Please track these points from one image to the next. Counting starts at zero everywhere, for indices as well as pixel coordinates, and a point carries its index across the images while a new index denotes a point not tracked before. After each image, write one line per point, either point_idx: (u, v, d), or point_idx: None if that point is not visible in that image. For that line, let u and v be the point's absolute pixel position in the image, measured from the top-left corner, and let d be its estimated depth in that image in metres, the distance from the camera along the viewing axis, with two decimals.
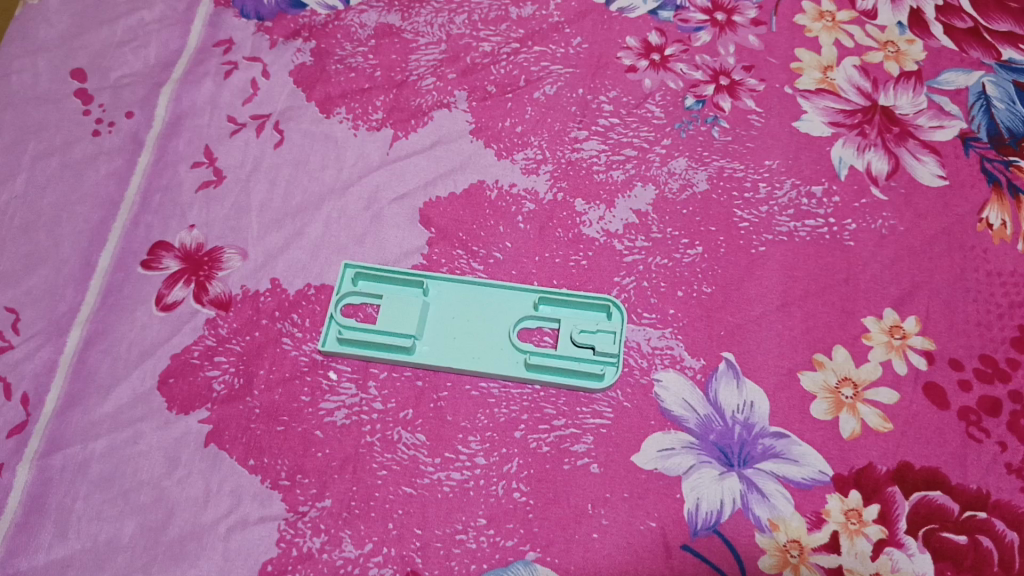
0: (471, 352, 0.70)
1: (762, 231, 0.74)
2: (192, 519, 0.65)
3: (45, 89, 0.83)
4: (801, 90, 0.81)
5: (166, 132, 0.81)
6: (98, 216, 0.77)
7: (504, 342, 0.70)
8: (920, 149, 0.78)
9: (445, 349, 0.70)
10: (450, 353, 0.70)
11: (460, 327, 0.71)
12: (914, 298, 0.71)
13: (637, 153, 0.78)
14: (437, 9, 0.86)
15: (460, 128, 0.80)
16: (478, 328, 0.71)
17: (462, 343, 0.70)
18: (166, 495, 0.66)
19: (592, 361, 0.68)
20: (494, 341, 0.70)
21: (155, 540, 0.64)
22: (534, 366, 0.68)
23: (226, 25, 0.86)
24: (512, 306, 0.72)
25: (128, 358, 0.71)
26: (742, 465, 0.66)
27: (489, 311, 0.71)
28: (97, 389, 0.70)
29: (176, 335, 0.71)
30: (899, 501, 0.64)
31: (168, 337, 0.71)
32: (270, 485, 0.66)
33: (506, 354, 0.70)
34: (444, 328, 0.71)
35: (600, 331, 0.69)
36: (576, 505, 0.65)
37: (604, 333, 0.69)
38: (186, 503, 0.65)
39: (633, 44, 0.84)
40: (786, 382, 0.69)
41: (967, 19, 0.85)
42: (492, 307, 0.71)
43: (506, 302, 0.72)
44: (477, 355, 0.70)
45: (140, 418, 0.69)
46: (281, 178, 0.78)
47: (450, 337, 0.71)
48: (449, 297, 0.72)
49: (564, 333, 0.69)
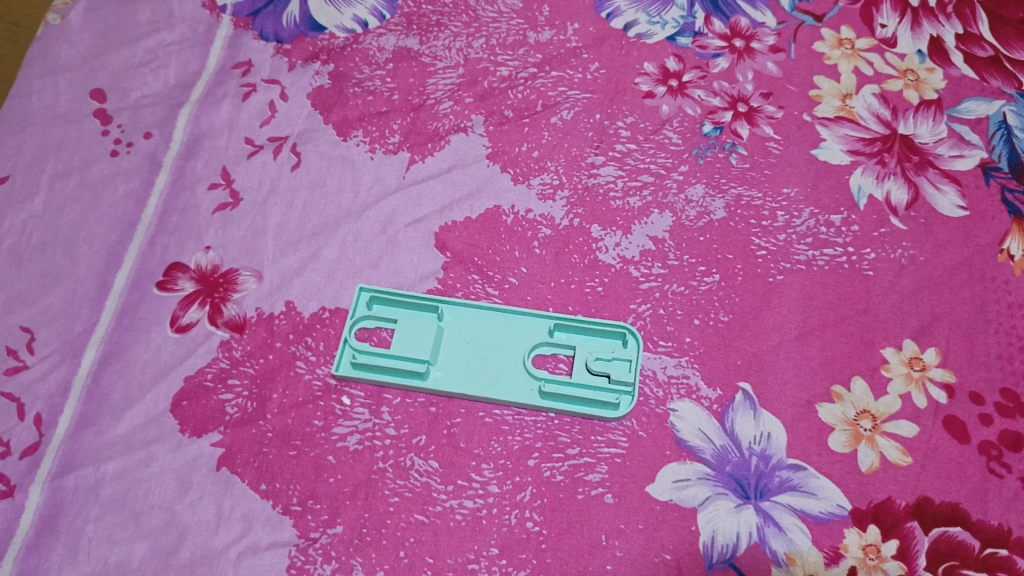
0: (486, 378, 0.69)
1: (780, 260, 0.74)
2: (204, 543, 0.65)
3: (66, 109, 0.83)
4: (820, 118, 0.80)
5: (184, 153, 0.81)
6: (115, 237, 0.77)
7: (518, 368, 0.70)
8: (940, 179, 0.77)
9: (459, 374, 0.70)
10: (464, 379, 0.69)
11: (475, 352, 0.70)
12: (934, 330, 0.71)
13: (654, 180, 0.78)
14: (455, 34, 0.86)
15: (477, 152, 0.80)
16: (495, 354, 0.70)
17: (477, 369, 0.70)
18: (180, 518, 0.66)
19: (607, 388, 0.68)
20: (509, 368, 0.70)
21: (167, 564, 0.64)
22: (549, 393, 0.68)
23: (245, 47, 0.87)
24: (527, 333, 0.71)
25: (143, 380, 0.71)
26: (759, 497, 0.65)
27: (505, 337, 0.71)
28: (110, 410, 0.70)
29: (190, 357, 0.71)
30: (918, 537, 0.63)
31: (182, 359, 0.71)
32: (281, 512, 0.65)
33: (520, 380, 0.69)
34: (459, 353, 0.71)
35: (615, 359, 0.69)
36: (590, 536, 0.64)
37: (620, 361, 0.69)
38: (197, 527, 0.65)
39: (652, 70, 0.84)
40: (804, 414, 0.68)
41: (988, 48, 0.84)
42: (508, 332, 0.71)
43: (522, 328, 0.71)
44: (493, 382, 0.69)
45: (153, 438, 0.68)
46: (298, 201, 0.78)
47: (465, 362, 0.70)
48: (464, 322, 0.72)
49: (580, 360, 0.69)
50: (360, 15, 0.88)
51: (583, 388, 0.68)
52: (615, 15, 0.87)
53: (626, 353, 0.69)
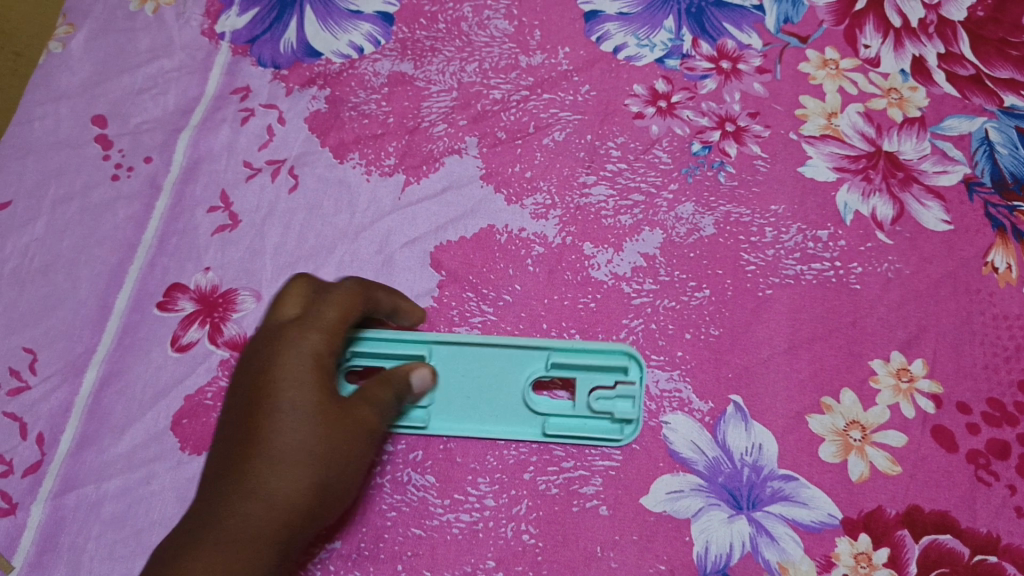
0: (486, 418, 0.70)
1: (769, 275, 0.75)
2: (284, 509, 0.59)
3: (67, 135, 0.85)
4: (806, 136, 0.82)
5: (183, 177, 0.83)
6: (115, 259, 0.79)
7: (516, 404, 0.70)
8: (924, 194, 0.79)
9: (456, 417, 0.70)
10: (462, 421, 0.70)
11: (470, 391, 0.71)
12: (920, 341, 0.72)
13: (645, 198, 0.79)
14: (449, 58, 0.88)
15: (470, 173, 0.82)
16: (489, 390, 0.71)
17: (473, 410, 0.70)
18: (232, 495, 0.60)
19: (610, 424, 0.69)
20: (509, 404, 0.70)
21: (223, 561, 0.57)
22: (552, 433, 0.68)
23: (243, 73, 0.88)
24: (524, 365, 0.71)
25: (290, 354, 0.63)
26: (752, 507, 0.66)
27: (497, 372, 0.71)
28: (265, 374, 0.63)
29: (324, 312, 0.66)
30: (908, 545, 0.64)
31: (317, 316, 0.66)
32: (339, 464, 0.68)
33: (519, 417, 0.70)
34: (454, 393, 0.71)
35: (619, 396, 0.69)
36: (585, 547, 0.65)
37: (624, 398, 0.69)
38: (269, 497, 0.59)
39: (641, 92, 0.86)
40: (794, 425, 0.69)
41: (969, 66, 0.86)
42: (500, 366, 0.71)
43: (513, 360, 0.71)
44: (494, 422, 0.70)
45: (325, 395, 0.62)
46: (296, 222, 0.80)
47: (460, 402, 0.70)
48: (454, 357, 0.71)
49: (580, 394, 0.70)
50: (355, 41, 0.89)
51: (586, 422, 0.69)
52: (605, 38, 0.89)
53: (631, 388, 0.69)
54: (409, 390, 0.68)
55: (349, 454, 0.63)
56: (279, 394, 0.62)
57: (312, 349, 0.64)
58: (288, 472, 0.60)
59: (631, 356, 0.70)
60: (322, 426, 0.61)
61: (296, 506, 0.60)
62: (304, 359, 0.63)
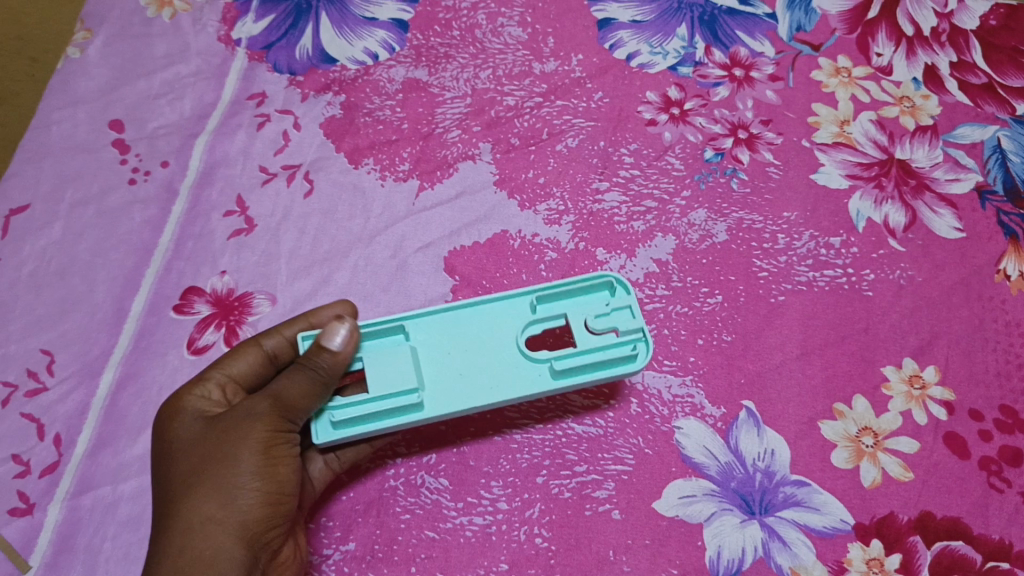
0: (487, 384, 0.61)
1: (781, 281, 0.75)
2: (195, 554, 0.55)
3: (84, 139, 0.86)
4: (818, 144, 0.83)
5: (199, 181, 0.83)
6: (132, 263, 0.79)
7: (512, 360, 0.62)
8: (937, 202, 0.79)
9: (455, 394, 0.61)
10: (462, 395, 0.61)
11: (460, 361, 0.62)
12: (933, 348, 0.72)
13: (657, 205, 0.80)
14: (462, 65, 0.89)
15: (484, 179, 0.82)
16: (479, 354, 0.62)
17: (471, 378, 0.62)
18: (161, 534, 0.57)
19: (619, 343, 0.61)
20: (506, 364, 0.62)
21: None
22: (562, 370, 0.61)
23: (259, 79, 0.89)
24: (507, 319, 0.64)
25: (181, 422, 0.62)
26: (764, 512, 0.66)
27: (481, 334, 0.63)
28: (162, 447, 0.61)
29: (229, 391, 0.65)
30: (921, 551, 0.64)
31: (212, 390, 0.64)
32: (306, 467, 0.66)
33: (523, 372, 0.62)
34: (443, 367, 0.62)
35: (614, 310, 0.62)
36: (598, 551, 0.65)
37: (619, 310, 0.63)
38: (177, 548, 0.56)
39: (654, 99, 0.86)
40: (807, 431, 0.69)
41: (981, 75, 0.86)
42: (480, 326, 0.63)
43: (495, 317, 0.64)
44: (498, 384, 0.61)
45: (211, 436, 0.59)
46: (310, 227, 0.80)
47: (455, 375, 0.62)
48: (433, 333, 0.63)
49: (577, 327, 0.62)
50: (370, 48, 0.90)
51: (595, 352, 0.61)
52: (618, 46, 0.90)
53: (623, 300, 0.62)
54: (325, 366, 0.58)
55: (256, 463, 0.58)
56: (172, 460, 0.59)
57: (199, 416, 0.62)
58: (187, 520, 0.56)
59: (612, 282, 0.63)
60: (212, 459, 0.58)
61: (209, 545, 0.56)
62: (191, 424, 0.61)
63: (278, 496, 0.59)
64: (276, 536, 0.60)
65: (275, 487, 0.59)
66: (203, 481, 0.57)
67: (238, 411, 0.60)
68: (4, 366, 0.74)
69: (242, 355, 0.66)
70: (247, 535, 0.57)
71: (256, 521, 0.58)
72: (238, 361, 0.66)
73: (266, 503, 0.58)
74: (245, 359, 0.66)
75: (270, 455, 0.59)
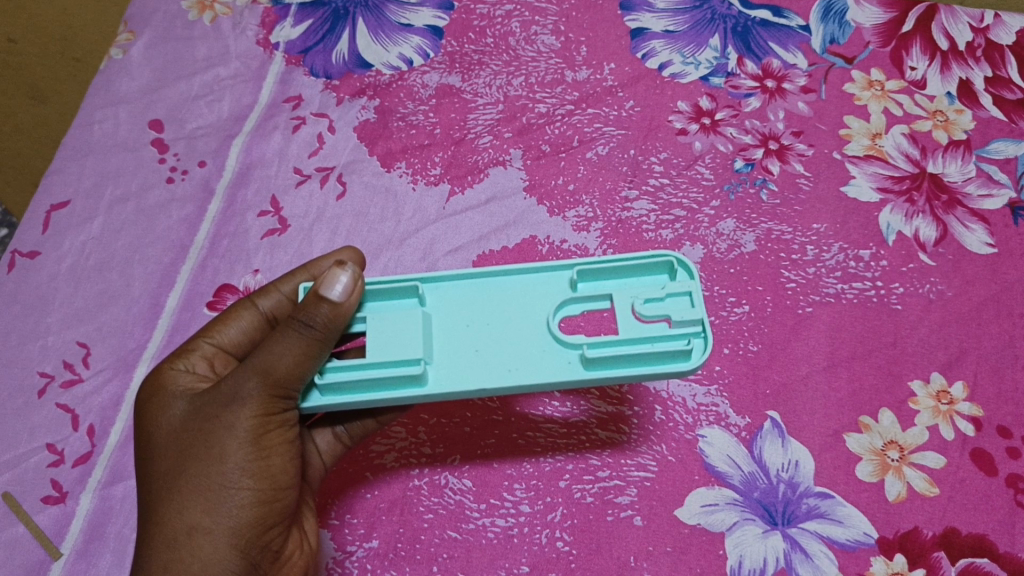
0: (506, 364, 0.54)
1: (809, 292, 0.75)
2: (182, 567, 0.53)
3: (125, 138, 0.88)
4: (849, 156, 0.83)
5: (235, 181, 0.85)
6: (168, 259, 0.81)
7: (540, 343, 0.55)
8: (968, 218, 0.79)
9: (466, 368, 0.54)
10: (474, 371, 0.54)
11: (479, 333, 0.56)
12: (961, 363, 0.72)
13: (686, 214, 0.80)
14: (495, 72, 0.90)
15: (514, 185, 0.83)
16: (502, 330, 0.55)
17: (490, 354, 0.55)
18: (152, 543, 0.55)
19: (670, 337, 0.52)
20: (532, 344, 0.55)
21: None
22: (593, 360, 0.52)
23: (296, 82, 0.91)
24: (544, 297, 0.57)
25: (162, 409, 0.59)
26: (787, 523, 0.66)
27: (508, 308, 0.56)
28: (145, 436, 0.59)
29: (218, 362, 0.65)
30: (945, 567, 0.64)
31: (199, 363, 0.64)
32: (313, 437, 0.67)
33: (550, 355, 0.54)
34: (459, 340, 0.55)
35: (669, 297, 0.54)
36: (619, 556, 0.65)
37: (676, 297, 0.54)
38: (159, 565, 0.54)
39: (685, 108, 0.86)
40: (832, 443, 0.69)
41: (1016, 91, 0.86)
42: (511, 303, 0.57)
43: (530, 291, 0.57)
44: (517, 365, 0.54)
45: (195, 426, 0.56)
46: (342, 228, 0.82)
47: (470, 350, 0.55)
48: (454, 302, 0.57)
49: (622, 310, 0.54)
50: (405, 53, 0.92)
51: (638, 344, 0.52)
52: (650, 55, 0.90)
53: (683, 285, 0.53)
54: (322, 320, 0.52)
55: (245, 459, 0.54)
56: (155, 453, 0.57)
57: (183, 395, 0.59)
58: (172, 531, 0.54)
59: (673, 264, 0.55)
60: (196, 456, 0.55)
61: (197, 556, 0.53)
62: (174, 408, 0.58)
63: (271, 492, 0.56)
64: (275, 535, 0.57)
65: (264, 483, 0.56)
66: (185, 484, 0.54)
67: (222, 394, 0.55)
68: (42, 358, 0.76)
69: (234, 320, 0.66)
70: (241, 540, 0.55)
71: (249, 524, 0.55)
72: (232, 329, 0.66)
73: (258, 502, 0.55)
74: (238, 326, 0.66)
75: (258, 445, 0.55)
